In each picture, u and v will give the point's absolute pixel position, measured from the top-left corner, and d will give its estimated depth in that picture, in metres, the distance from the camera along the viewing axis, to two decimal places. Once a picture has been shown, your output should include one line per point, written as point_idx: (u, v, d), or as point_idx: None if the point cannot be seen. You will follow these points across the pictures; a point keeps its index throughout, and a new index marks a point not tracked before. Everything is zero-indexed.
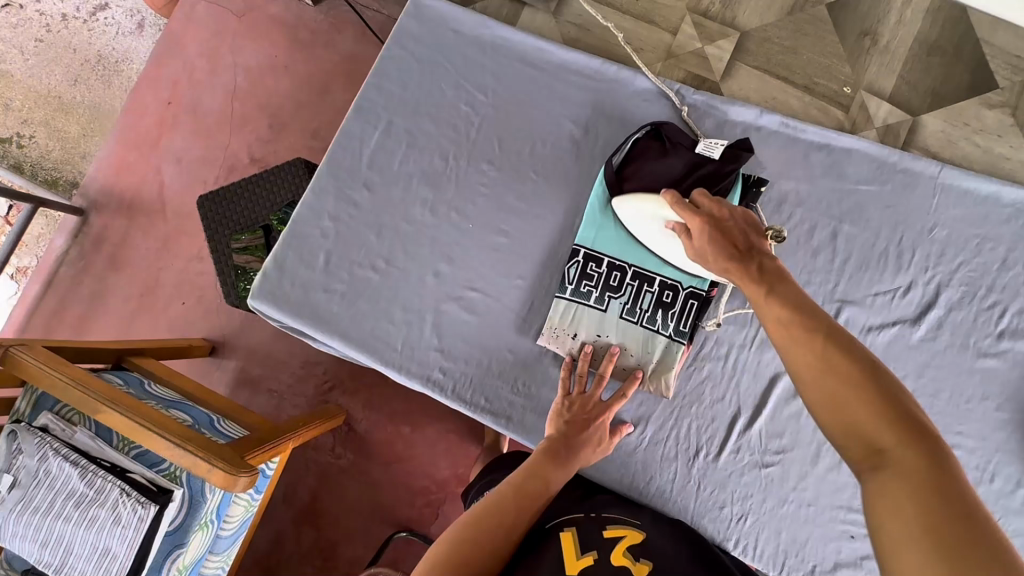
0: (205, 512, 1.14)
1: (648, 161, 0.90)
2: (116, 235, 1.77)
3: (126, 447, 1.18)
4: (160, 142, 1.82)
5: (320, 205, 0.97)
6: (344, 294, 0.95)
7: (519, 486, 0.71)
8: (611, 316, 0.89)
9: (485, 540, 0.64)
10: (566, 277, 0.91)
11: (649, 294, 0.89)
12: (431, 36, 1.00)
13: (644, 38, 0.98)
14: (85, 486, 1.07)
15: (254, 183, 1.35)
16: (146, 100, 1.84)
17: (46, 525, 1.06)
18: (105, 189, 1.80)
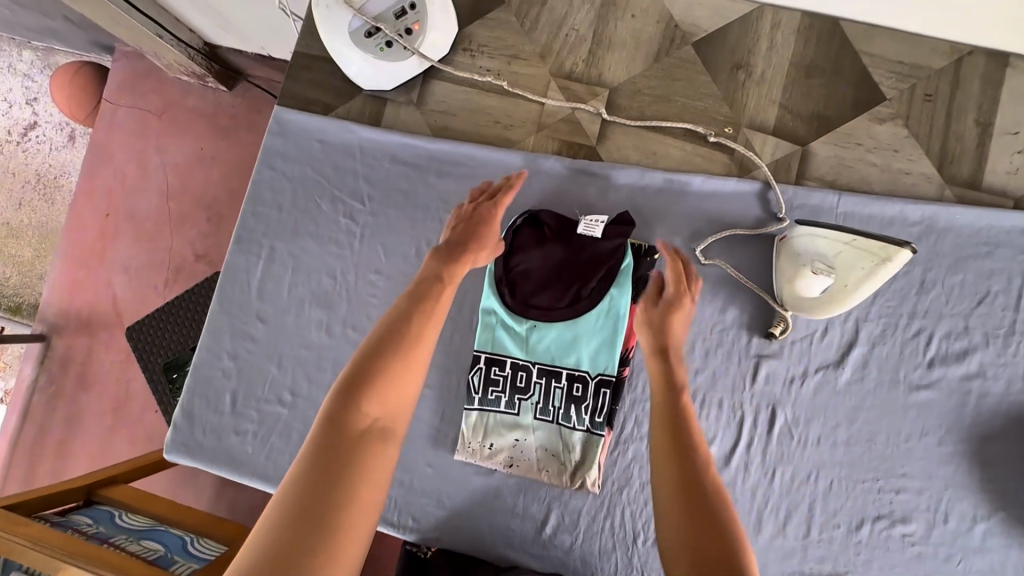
0: None
1: (530, 250, 0.88)
2: (81, 355, 1.58)
3: None
4: (106, 252, 1.62)
5: (218, 345, 0.95)
6: (256, 433, 0.93)
7: (396, 330, 0.65)
8: (526, 418, 0.86)
9: (370, 398, 0.60)
10: (472, 385, 0.88)
11: (559, 388, 0.86)
12: (299, 151, 0.97)
13: (512, 113, 0.94)
14: None
15: (181, 305, 1.34)
16: (84, 216, 1.64)
17: None
18: (63, 310, 1.61)
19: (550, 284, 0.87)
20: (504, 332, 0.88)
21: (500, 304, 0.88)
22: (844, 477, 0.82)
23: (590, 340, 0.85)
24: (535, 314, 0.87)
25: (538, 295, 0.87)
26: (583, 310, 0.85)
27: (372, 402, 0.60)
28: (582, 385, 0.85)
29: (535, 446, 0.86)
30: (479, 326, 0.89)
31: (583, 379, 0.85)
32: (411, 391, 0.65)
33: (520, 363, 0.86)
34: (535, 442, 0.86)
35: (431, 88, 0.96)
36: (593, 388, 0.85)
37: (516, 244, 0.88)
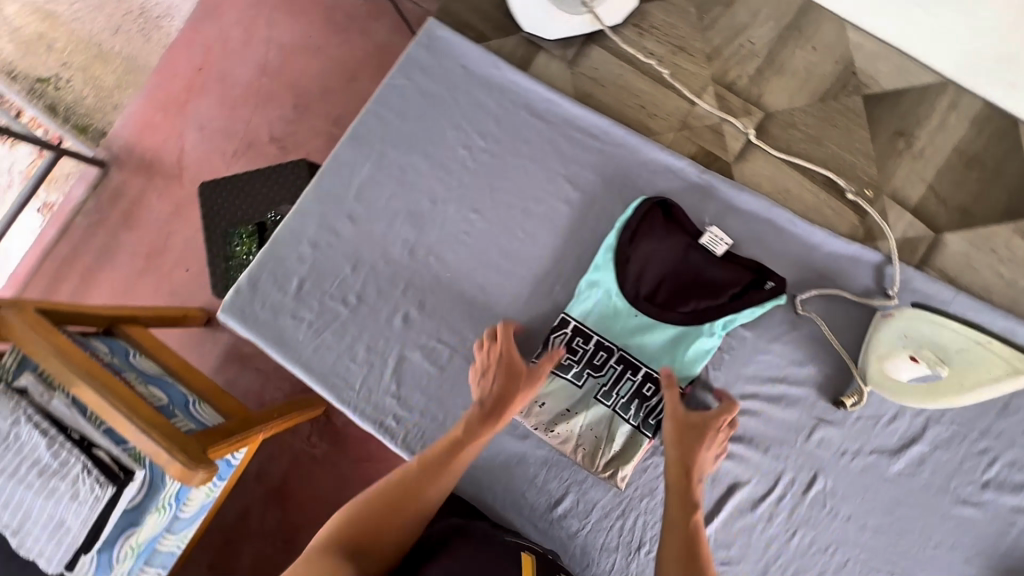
0: (165, 494, 0.92)
1: (655, 240, 0.87)
2: (133, 194, 1.49)
3: None
4: (187, 105, 1.52)
5: (302, 228, 0.95)
6: (312, 323, 0.94)
7: (436, 464, 0.71)
8: (586, 396, 0.86)
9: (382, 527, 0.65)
10: (549, 346, 0.87)
11: (631, 381, 0.86)
12: (440, 70, 0.95)
13: (660, 103, 0.92)
14: (50, 457, 0.84)
15: (257, 176, 1.34)
16: (177, 63, 1.53)
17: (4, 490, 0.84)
18: (128, 145, 1.51)
19: (665, 280, 0.86)
20: (604, 310, 0.88)
21: (610, 281, 0.87)
22: (861, 561, 0.82)
23: (684, 347, 0.85)
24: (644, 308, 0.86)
25: (650, 290, 0.87)
26: (692, 319, 0.84)
27: (381, 526, 0.65)
28: (652, 386, 0.85)
29: (585, 426, 0.86)
30: (581, 293, 0.89)
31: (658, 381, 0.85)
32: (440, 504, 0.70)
33: (605, 343, 0.86)
34: (582, 423, 0.86)
35: (589, 52, 0.94)
36: (661, 393, 0.85)
37: (642, 232, 0.87)
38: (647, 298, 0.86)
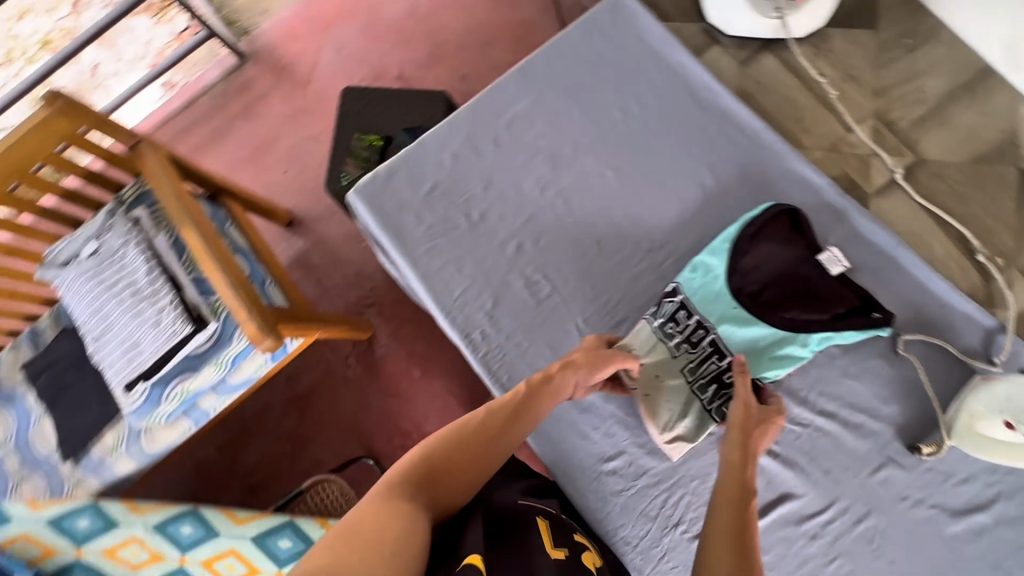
0: (225, 354, 1.29)
1: (774, 245, 0.88)
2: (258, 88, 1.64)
3: (190, 269, 1.29)
4: (332, 27, 1.67)
5: (448, 140, 1.01)
6: (431, 226, 0.99)
7: (488, 425, 0.69)
8: (671, 369, 0.89)
9: (450, 480, 0.64)
10: (658, 309, 0.89)
11: (716, 365, 0.87)
12: (617, 35, 1.01)
13: (816, 122, 0.95)
14: (147, 282, 1.24)
15: (396, 96, 1.42)
16: None
17: (105, 302, 1.24)
18: (269, 46, 1.67)
19: (774, 285, 0.88)
20: (711, 295, 0.89)
21: (722, 267, 0.89)
22: None
23: (778, 348, 0.85)
24: (745, 303, 0.88)
25: (756, 288, 0.88)
26: (792, 326, 0.85)
27: (451, 475, 0.64)
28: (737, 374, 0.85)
29: (662, 397, 0.88)
30: (691, 268, 0.91)
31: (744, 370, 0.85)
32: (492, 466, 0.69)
33: (705, 322, 0.88)
34: (664, 390, 0.88)
35: (762, 58, 0.99)
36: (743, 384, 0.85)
37: (764, 234, 0.89)
38: (751, 294, 0.88)
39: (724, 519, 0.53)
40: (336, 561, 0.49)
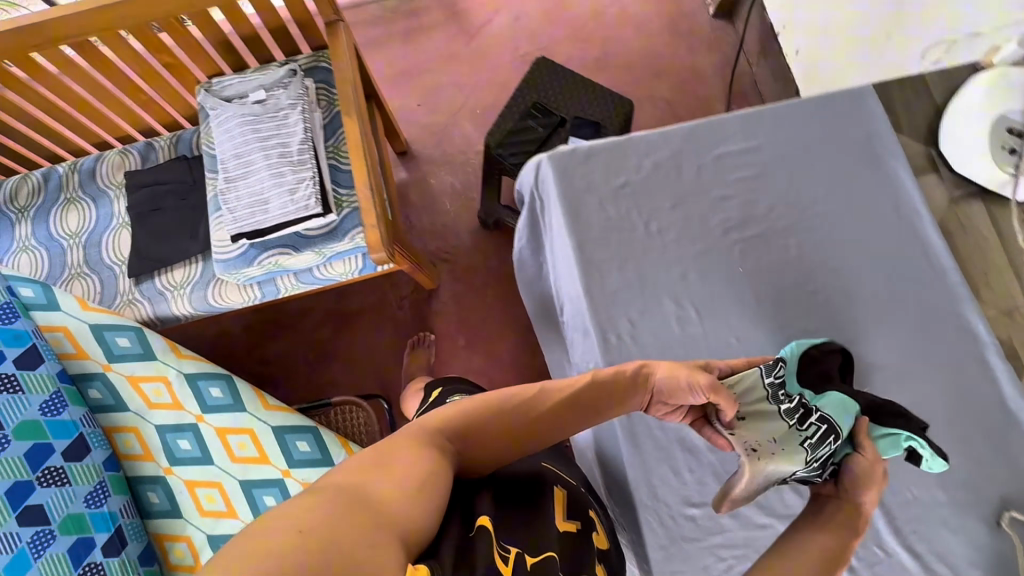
0: (330, 247, 1.31)
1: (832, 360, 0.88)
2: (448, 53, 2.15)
3: (332, 156, 1.33)
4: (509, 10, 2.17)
5: (657, 147, 1.03)
6: (610, 220, 1.00)
7: (526, 405, 0.79)
8: (785, 433, 0.80)
9: (475, 441, 0.77)
10: (773, 366, 0.84)
11: (825, 446, 0.77)
12: (847, 122, 1.03)
13: (997, 282, 0.98)
14: (297, 149, 1.23)
15: (583, 84, 1.44)
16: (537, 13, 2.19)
17: (252, 150, 1.23)
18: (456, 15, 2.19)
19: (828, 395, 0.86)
20: (799, 374, 0.85)
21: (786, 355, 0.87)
22: None
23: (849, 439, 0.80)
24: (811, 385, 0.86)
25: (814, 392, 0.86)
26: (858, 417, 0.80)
27: (479, 439, 0.77)
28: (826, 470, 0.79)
29: (767, 462, 0.80)
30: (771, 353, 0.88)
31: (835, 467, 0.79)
32: (517, 437, 0.78)
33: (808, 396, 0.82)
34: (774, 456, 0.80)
35: (968, 203, 1.02)
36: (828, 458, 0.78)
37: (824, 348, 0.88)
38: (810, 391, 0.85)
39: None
40: (359, 476, 0.64)
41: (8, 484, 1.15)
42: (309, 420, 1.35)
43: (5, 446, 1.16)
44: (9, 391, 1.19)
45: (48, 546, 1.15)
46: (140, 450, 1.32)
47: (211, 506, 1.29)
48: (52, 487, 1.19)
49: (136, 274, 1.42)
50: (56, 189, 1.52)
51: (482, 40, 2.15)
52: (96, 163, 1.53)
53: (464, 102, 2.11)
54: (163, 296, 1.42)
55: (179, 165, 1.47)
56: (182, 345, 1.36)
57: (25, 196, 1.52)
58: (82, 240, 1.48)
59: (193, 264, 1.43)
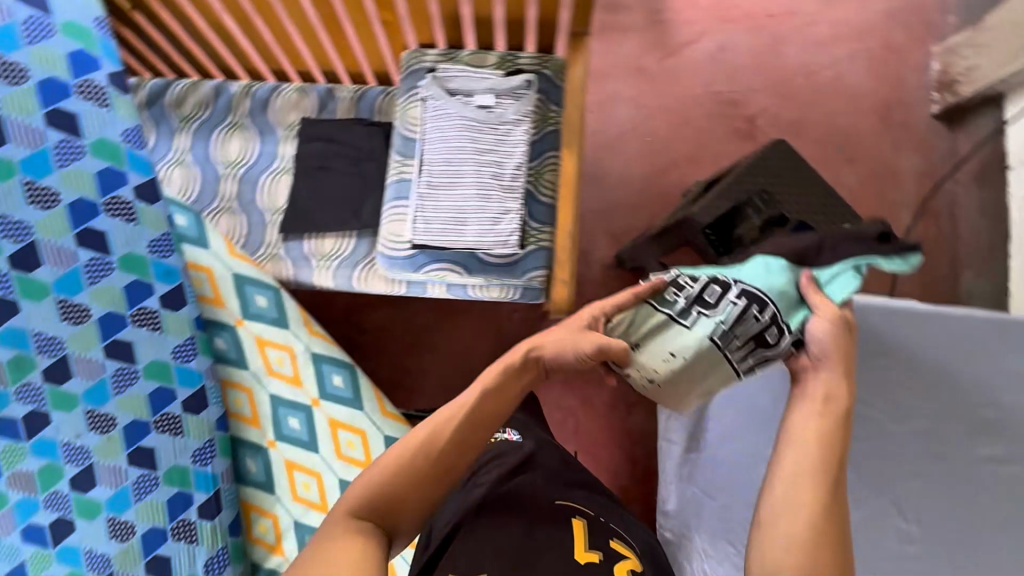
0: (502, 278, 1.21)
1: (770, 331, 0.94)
2: (639, 66, 1.95)
3: (532, 180, 1.21)
4: (718, 32, 1.95)
5: (944, 341, 1.12)
6: (878, 378, 1.14)
7: (425, 446, 0.80)
8: (701, 329, 0.80)
9: (397, 503, 0.79)
10: (681, 287, 0.84)
11: (756, 321, 0.80)
12: None
13: None
14: (512, 175, 1.13)
15: (820, 186, 1.24)
16: (745, 41, 1.94)
17: (465, 161, 1.13)
18: (660, 22, 1.97)
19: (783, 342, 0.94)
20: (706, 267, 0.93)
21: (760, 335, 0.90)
22: None
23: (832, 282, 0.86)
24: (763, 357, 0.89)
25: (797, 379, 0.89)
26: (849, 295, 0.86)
27: (396, 501, 0.79)
28: (778, 334, 0.81)
29: (683, 375, 0.82)
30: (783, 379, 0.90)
31: (784, 330, 0.81)
32: (440, 469, 0.81)
33: (719, 279, 0.83)
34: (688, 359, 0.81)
35: None
36: (783, 343, 0.81)
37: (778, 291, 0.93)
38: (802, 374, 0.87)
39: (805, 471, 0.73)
40: None
41: (128, 420, 1.11)
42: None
43: (133, 382, 1.11)
44: (149, 327, 1.12)
45: (149, 492, 1.13)
46: (249, 413, 1.25)
47: (306, 494, 1.22)
48: (165, 434, 1.14)
49: (286, 231, 1.34)
50: (225, 108, 1.42)
51: (679, 61, 1.95)
52: (272, 94, 1.41)
53: (638, 122, 1.93)
54: (307, 263, 1.33)
55: (359, 128, 1.34)
56: (315, 320, 1.27)
57: (191, 104, 1.42)
58: (239, 172, 1.39)
59: (346, 238, 1.34)
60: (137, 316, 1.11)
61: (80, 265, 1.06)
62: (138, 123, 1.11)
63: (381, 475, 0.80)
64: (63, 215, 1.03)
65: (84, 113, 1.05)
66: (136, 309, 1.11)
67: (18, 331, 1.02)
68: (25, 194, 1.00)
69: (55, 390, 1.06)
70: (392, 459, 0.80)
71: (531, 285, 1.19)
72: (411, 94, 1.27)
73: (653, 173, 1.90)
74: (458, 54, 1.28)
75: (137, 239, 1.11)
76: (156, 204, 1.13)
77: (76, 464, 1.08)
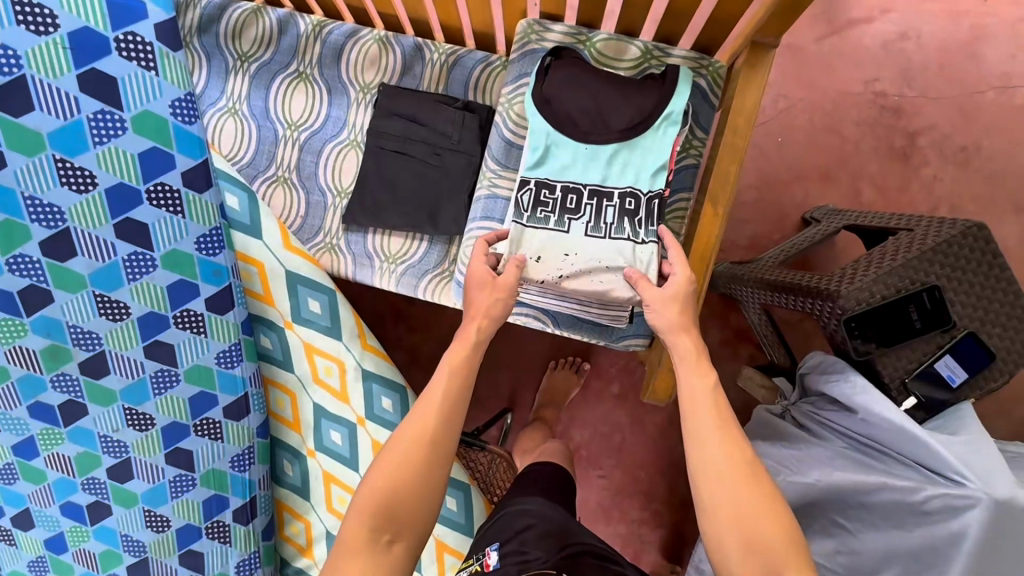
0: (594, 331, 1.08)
1: (593, 103, 0.93)
2: (791, 42, 1.56)
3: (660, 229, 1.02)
4: (903, 15, 1.54)
5: None
6: None
7: (418, 436, 0.77)
8: (577, 231, 0.93)
9: (400, 505, 0.75)
10: (536, 203, 0.94)
11: (611, 206, 0.93)
12: None
13: None
14: (639, 221, 0.92)
15: (1001, 288, 1.02)
16: (934, 33, 1.54)
17: (585, 202, 0.94)
18: None
19: (599, 99, 0.93)
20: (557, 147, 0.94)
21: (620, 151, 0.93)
22: None
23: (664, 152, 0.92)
24: (591, 160, 0.94)
25: (596, 121, 0.94)
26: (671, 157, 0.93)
27: (406, 503, 0.75)
28: (636, 202, 0.92)
29: (579, 262, 0.93)
30: (536, 148, 0.95)
31: (637, 195, 0.92)
32: (436, 446, 0.77)
33: (571, 186, 0.94)
34: (589, 273, 0.93)
35: None
36: (642, 202, 0.92)
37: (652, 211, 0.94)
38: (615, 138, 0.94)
39: (715, 399, 0.75)
40: None
41: (167, 421, 1.05)
42: (465, 475, 1.15)
43: (174, 384, 1.03)
44: (193, 330, 1.01)
45: (186, 491, 1.10)
46: (290, 417, 1.19)
47: (339, 508, 1.16)
48: (205, 437, 1.08)
49: (349, 221, 1.15)
50: (290, 49, 1.17)
51: (843, 43, 1.55)
52: (348, 41, 1.15)
53: (773, 117, 1.57)
54: (370, 262, 1.16)
55: (449, 111, 1.10)
56: (370, 332, 1.15)
57: (251, 39, 1.17)
58: (300, 136, 1.18)
59: (417, 240, 1.15)
60: (180, 318, 0.99)
61: (118, 259, 0.93)
62: (189, 91, 0.89)
63: (378, 484, 0.76)
64: (100, 201, 0.89)
65: (124, 76, 0.85)
66: (180, 312, 0.99)
67: (52, 320, 0.94)
68: (58, 173, 0.86)
69: (92, 384, 1.00)
70: (387, 459, 0.77)
71: (626, 340, 1.07)
72: (519, 86, 1.02)
73: (774, 183, 1.58)
74: (592, 37, 1.00)
75: (182, 235, 0.95)
76: (206, 193, 0.95)
77: (114, 455, 1.06)
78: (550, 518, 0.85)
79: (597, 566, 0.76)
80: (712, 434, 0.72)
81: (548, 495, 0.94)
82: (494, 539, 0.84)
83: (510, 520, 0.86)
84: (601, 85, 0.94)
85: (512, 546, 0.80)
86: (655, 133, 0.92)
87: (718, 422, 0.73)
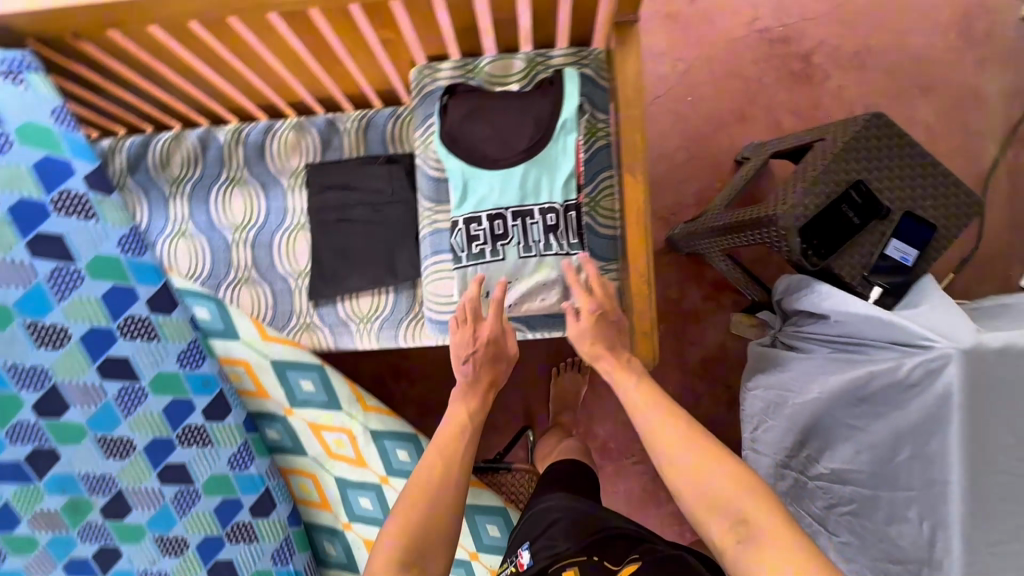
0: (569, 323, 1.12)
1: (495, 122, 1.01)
2: (670, 11, 1.67)
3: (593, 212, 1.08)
4: None
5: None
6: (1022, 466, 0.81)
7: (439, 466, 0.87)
8: (512, 256, 1.00)
9: (428, 531, 0.80)
10: (469, 239, 1.01)
11: (535, 224, 0.99)
12: None
13: None
14: (563, 230, 0.99)
15: (920, 165, 1.08)
16: None
17: (511, 225, 1.00)
18: None
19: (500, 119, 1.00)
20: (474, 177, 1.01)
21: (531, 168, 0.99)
22: None
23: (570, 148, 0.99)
24: (505, 181, 0.99)
25: (502, 137, 1.00)
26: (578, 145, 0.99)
27: (432, 523, 0.81)
28: (556, 215, 0.99)
29: (520, 283, 1.02)
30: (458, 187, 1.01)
31: (556, 209, 0.99)
32: (449, 474, 0.86)
33: (496, 212, 1.00)
34: (532, 291, 1.02)
35: None
36: (561, 215, 0.99)
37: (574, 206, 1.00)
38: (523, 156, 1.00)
39: (657, 404, 0.86)
40: None
41: (200, 538, 1.07)
42: (498, 500, 1.17)
43: (196, 501, 1.06)
44: (199, 444, 1.04)
45: None
46: (318, 498, 1.21)
47: None
48: (240, 543, 1.09)
49: (316, 296, 1.20)
50: (216, 160, 1.25)
51: None
52: (266, 136, 1.23)
53: (676, 80, 1.67)
54: (347, 328, 1.21)
55: (374, 168, 1.17)
56: (367, 394, 1.18)
57: (179, 163, 1.25)
58: (248, 236, 1.24)
59: (382, 294, 1.19)
60: (184, 436, 1.03)
61: (110, 399, 0.97)
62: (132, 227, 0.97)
63: (401, 515, 0.81)
64: (77, 350, 0.94)
65: (70, 232, 0.91)
66: (182, 430, 1.03)
67: (64, 475, 0.97)
68: (33, 338, 0.91)
69: (119, 525, 1.03)
70: (408, 492, 0.84)
71: None
72: (428, 126, 1.09)
73: (698, 138, 1.66)
74: (479, 64, 1.08)
75: (163, 357, 1.00)
76: (175, 312, 1.01)
77: None
78: (576, 508, 0.88)
79: (626, 547, 0.80)
80: (664, 430, 0.82)
81: (569, 488, 0.97)
82: (525, 538, 0.88)
83: (538, 517, 0.90)
84: (497, 104, 1.01)
85: (542, 542, 0.84)
86: (556, 143, 0.99)
87: (665, 419, 0.83)
